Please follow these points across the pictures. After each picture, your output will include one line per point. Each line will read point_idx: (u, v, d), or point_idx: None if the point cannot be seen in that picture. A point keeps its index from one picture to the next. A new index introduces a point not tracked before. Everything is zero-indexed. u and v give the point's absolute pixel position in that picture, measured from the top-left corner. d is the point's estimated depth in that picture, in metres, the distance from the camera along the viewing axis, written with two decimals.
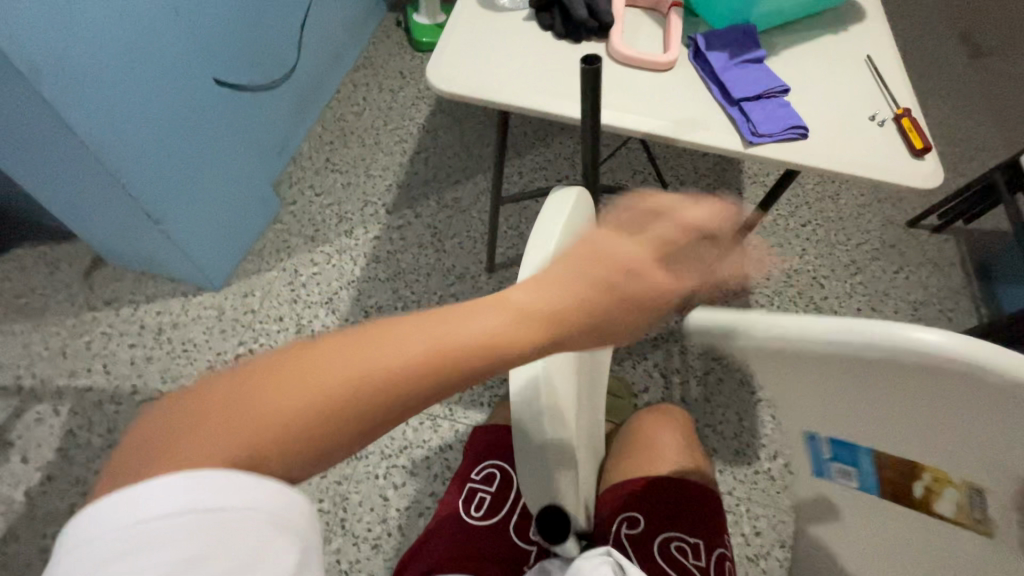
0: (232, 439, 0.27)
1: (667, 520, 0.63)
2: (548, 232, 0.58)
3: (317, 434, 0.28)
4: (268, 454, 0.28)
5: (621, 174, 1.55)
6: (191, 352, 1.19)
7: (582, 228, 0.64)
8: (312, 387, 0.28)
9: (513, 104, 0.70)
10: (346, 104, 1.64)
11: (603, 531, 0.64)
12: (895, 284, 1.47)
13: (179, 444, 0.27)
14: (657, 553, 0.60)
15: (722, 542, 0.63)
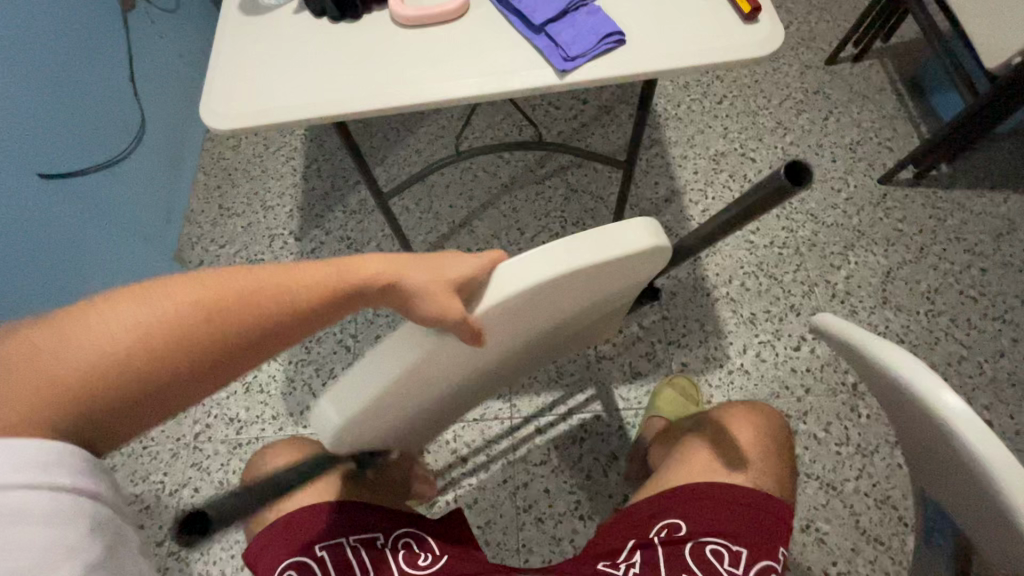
0: (104, 347, 0.37)
1: (715, 527, 0.58)
2: (578, 250, 0.43)
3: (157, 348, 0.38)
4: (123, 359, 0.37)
5: (519, 114, 1.45)
6: (150, 447, 1.17)
7: (638, 257, 0.48)
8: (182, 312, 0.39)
9: (306, 118, 0.62)
10: (221, 142, 1.54)
11: (639, 532, 0.61)
12: (828, 131, 1.39)
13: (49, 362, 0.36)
14: (691, 555, 0.55)
15: (769, 553, 0.56)
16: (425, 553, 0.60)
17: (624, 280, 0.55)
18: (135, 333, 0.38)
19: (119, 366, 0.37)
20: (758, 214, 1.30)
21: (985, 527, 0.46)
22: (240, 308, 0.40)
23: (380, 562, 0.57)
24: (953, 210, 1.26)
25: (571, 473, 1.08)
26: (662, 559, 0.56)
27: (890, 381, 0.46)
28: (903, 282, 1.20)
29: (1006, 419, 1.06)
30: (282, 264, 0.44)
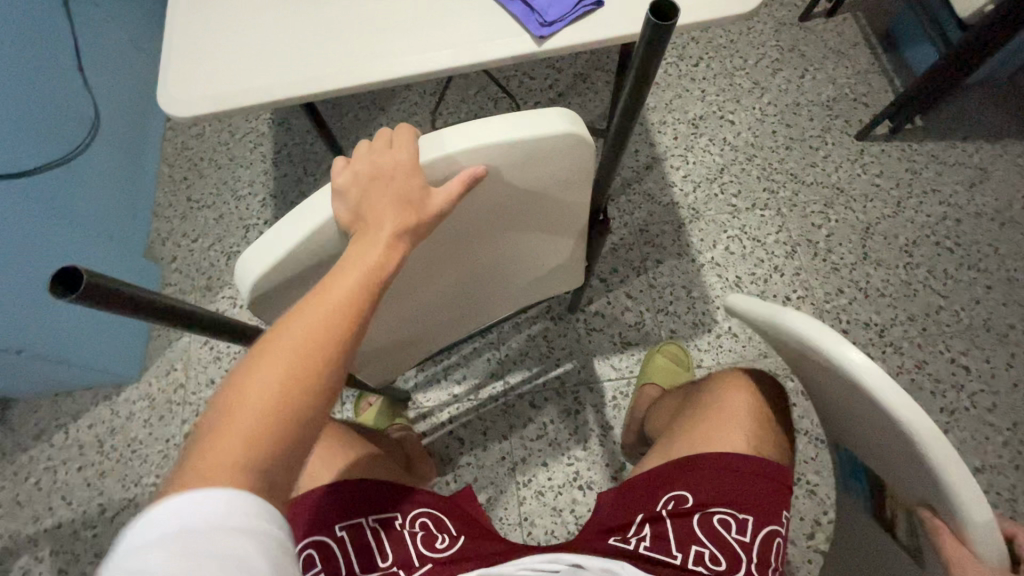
0: (254, 404, 0.37)
1: (722, 495, 0.61)
2: (507, 132, 0.46)
3: (292, 385, 0.38)
4: (272, 408, 0.37)
5: (493, 87, 1.41)
6: (139, 450, 1.15)
7: (567, 157, 0.50)
8: (294, 351, 0.39)
9: (274, 99, 0.59)
10: (183, 131, 1.47)
11: (648, 502, 0.64)
12: (804, 89, 1.38)
13: (218, 444, 0.36)
14: (699, 526, 0.59)
15: (774, 517, 0.60)
16: (442, 533, 0.61)
17: (562, 194, 0.57)
18: (267, 386, 0.38)
19: (270, 409, 0.37)
20: (739, 176, 1.30)
21: (896, 474, 0.50)
22: (325, 329, 0.41)
23: (397, 547, 0.58)
24: (928, 163, 1.28)
25: (569, 445, 1.09)
26: (673, 532, 0.59)
27: (813, 351, 0.49)
28: (882, 237, 1.22)
29: (982, 364, 1.10)
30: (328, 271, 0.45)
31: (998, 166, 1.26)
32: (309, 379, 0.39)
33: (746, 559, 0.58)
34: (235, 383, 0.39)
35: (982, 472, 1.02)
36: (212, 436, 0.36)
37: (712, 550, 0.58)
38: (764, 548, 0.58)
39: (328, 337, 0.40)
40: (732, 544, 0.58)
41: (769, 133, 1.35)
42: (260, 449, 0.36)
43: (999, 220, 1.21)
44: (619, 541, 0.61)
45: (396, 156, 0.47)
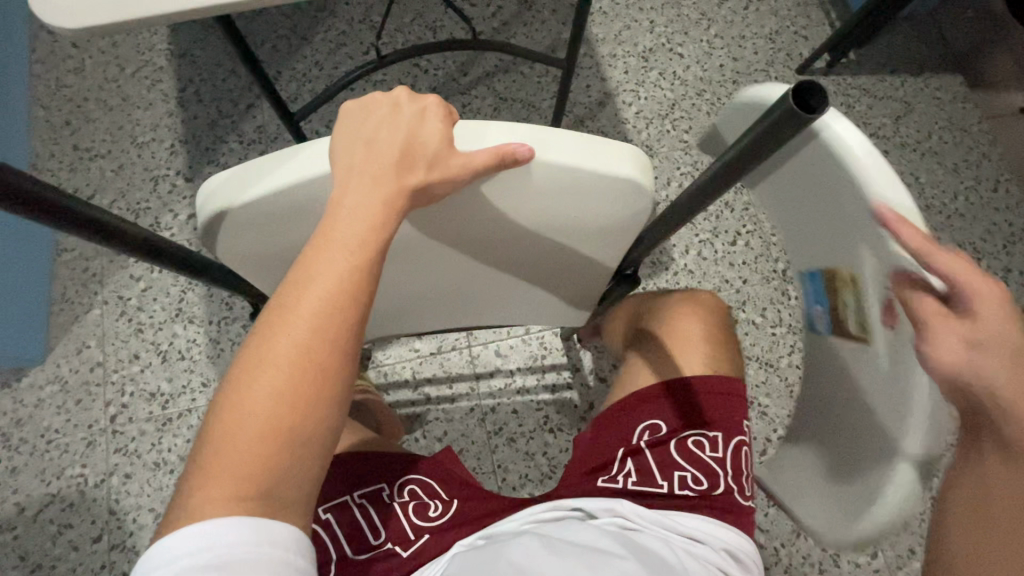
0: (262, 419, 0.36)
1: (691, 417, 0.62)
2: (548, 148, 0.39)
3: (303, 391, 0.37)
4: (287, 421, 0.37)
5: (431, 14, 1.28)
6: (57, 439, 1.02)
7: (618, 204, 0.44)
8: (289, 358, 0.37)
9: (186, 9, 0.47)
10: (56, 64, 1.23)
11: (623, 432, 0.64)
12: (749, 22, 1.37)
13: (224, 469, 0.35)
14: (674, 451, 0.61)
15: (742, 429, 0.62)
16: (434, 500, 0.59)
17: (588, 239, 0.52)
18: (276, 394, 0.37)
19: (284, 422, 0.37)
20: (689, 112, 1.29)
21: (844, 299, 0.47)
22: (326, 327, 0.38)
23: (389, 522, 0.57)
24: (861, 97, 1.33)
25: (537, 390, 1.08)
26: (653, 462, 0.61)
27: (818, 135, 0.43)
28: None
29: None
30: (309, 245, 0.40)
31: (920, 99, 1.33)
32: (311, 387, 0.37)
33: (721, 472, 0.60)
34: (233, 395, 0.37)
35: None
36: (217, 450, 0.36)
37: (692, 472, 0.60)
38: (737, 459, 0.61)
39: (333, 335, 0.38)
40: (707, 461, 0.60)
41: (717, 67, 1.33)
42: (268, 469, 0.36)
43: (920, 151, 1.30)
44: (607, 481, 0.61)
45: (428, 122, 0.41)
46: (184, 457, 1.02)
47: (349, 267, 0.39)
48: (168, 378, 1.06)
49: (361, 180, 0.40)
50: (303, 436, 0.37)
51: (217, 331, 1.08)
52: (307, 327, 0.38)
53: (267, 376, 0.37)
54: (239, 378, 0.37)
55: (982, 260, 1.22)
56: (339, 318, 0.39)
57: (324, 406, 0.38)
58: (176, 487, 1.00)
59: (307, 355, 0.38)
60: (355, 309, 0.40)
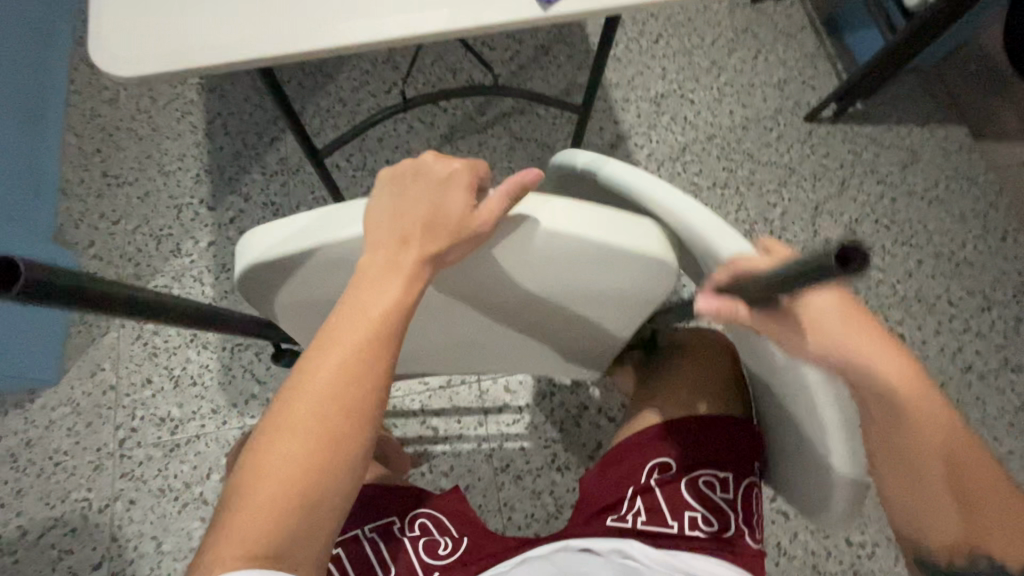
0: (283, 475, 0.37)
1: (703, 458, 0.62)
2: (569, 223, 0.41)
3: (326, 449, 0.38)
4: (308, 478, 0.37)
5: (452, 56, 1.33)
6: (65, 462, 1.02)
7: (633, 272, 0.46)
8: (314, 418, 0.39)
9: (235, 62, 0.50)
10: (92, 95, 1.28)
11: (632, 471, 0.65)
12: (758, 71, 1.42)
13: (243, 524, 0.35)
14: (685, 491, 0.61)
15: (752, 469, 0.62)
16: (445, 537, 0.59)
17: (602, 311, 0.53)
18: (300, 451, 0.38)
19: (305, 478, 0.37)
20: (700, 155, 1.32)
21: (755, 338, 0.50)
22: (350, 387, 0.40)
23: (401, 555, 0.56)
24: (868, 145, 1.36)
25: (545, 427, 1.08)
26: (663, 502, 0.61)
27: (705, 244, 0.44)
28: (829, 216, 1.29)
29: (915, 331, 1.20)
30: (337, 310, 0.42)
31: (927, 149, 1.36)
32: (333, 445, 0.38)
33: (732, 513, 0.60)
34: (258, 449, 0.38)
35: None
36: (238, 506, 0.36)
37: (703, 513, 0.60)
38: (746, 499, 0.61)
39: (357, 395, 0.40)
40: (717, 502, 0.60)
41: (726, 113, 1.37)
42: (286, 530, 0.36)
43: (927, 199, 1.32)
44: (616, 519, 0.61)
45: (454, 191, 0.43)
46: (189, 484, 1.01)
47: (375, 332, 0.41)
48: (179, 403, 1.06)
49: (389, 243, 0.42)
50: (322, 492, 0.37)
51: (230, 357, 1.10)
52: (331, 386, 0.40)
53: (292, 432, 0.38)
54: (266, 435, 0.39)
55: (992, 309, 1.22)
56: (363, 378, 0.40)
57: (345, 464, 0.39)
58: (180, 515, 0.99)
59: (331, 413, 0.39)
60: (380, 369, 0.41)
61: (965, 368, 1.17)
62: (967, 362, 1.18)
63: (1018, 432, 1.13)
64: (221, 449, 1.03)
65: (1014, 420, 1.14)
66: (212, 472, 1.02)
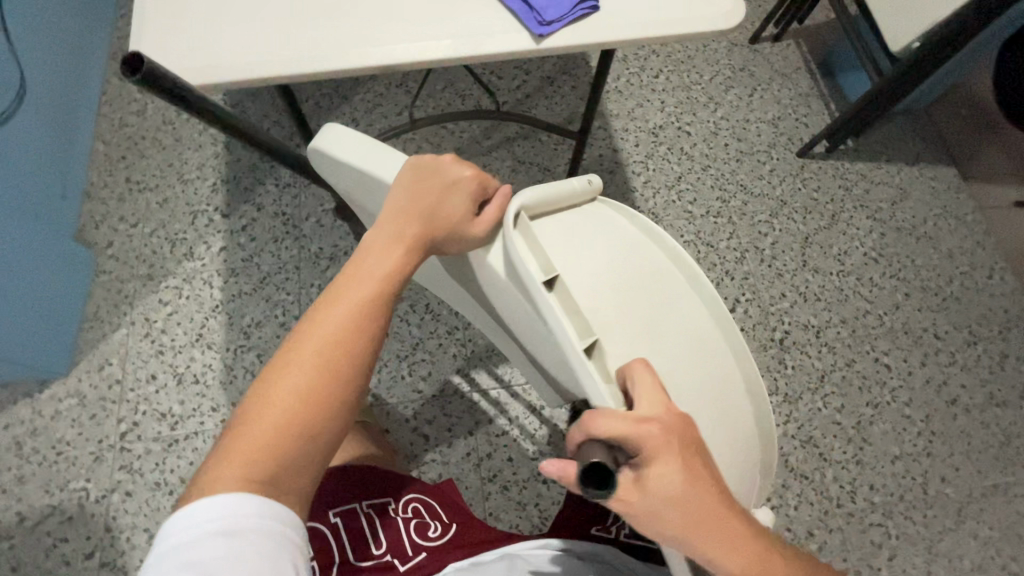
0: (284, 407, 0.41)
1: None
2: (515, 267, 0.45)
3: (324, 387, 0.42)
4: (306, 411, 0.41)
5: (461, 84, 1.41)
6: (67, 452, 1.05)
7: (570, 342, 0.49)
8: (315, 365, 0.42)
9: (260, 78, 0.56)
10: (121, 106, 1.36)
11: None
12: (753, 107, 1.48)
13: (244, 447, 0.39)
14: None
15: None
16: (434, 523, 0.63)
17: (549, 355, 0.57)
18: (301, 388, 0.41)
19: (302, 412, 0.41)
20: (694, 184, 1.38)
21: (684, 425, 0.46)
22: (351, 338, 0.44)
23: (390, 535, 0.61)
24: (859, 182, 1.41)
25: (534, 440, 1.11)
26: None
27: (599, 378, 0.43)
28: (819, 247, 1.33)
29: (901, 362, 1.22)
30: (345, 271, 0.46)
31: (916, 187, 1.41)
32: (331, 386, 0.42)
33: None
34: (263, 383, 0.42)
35: (900, 459, 1.14)
36: (241, 432, 0.40)
37: None
38: None
39: (357, 345, 0.44)
40: None
41: (721, 146, 1.43)
42: (281, 460, 0.40)
43: (915, 235, 1.35)
44: (599, 529, 0.62)
45: (454, 201, 0.47)
46: (184, 479, 1.04)
47: (377, 295, 0.45)
48: (180, 400, 1.10)
49: (392, 217, 0.46)
50: (315, 428, 0.41)
51: (233, 358, 1.14)
52: (335, 335, 0.43)
53: (295, 370, 0.42)
54: (270, 371, 0.42)
55: (978, 344, 1.25)
56: (364, 331, 0.44)
57: (338, 406, 0.43)
58: (173, 509, 1.02)
59: (333, 358, 0.43)
60: (377, 327, 0.45)
61: (950, 402, 1.19)
62: (953, 396, 1.20)
63: (1003, 466, 1.14)
64: None
65: (998, 455, 1.15)
66: None
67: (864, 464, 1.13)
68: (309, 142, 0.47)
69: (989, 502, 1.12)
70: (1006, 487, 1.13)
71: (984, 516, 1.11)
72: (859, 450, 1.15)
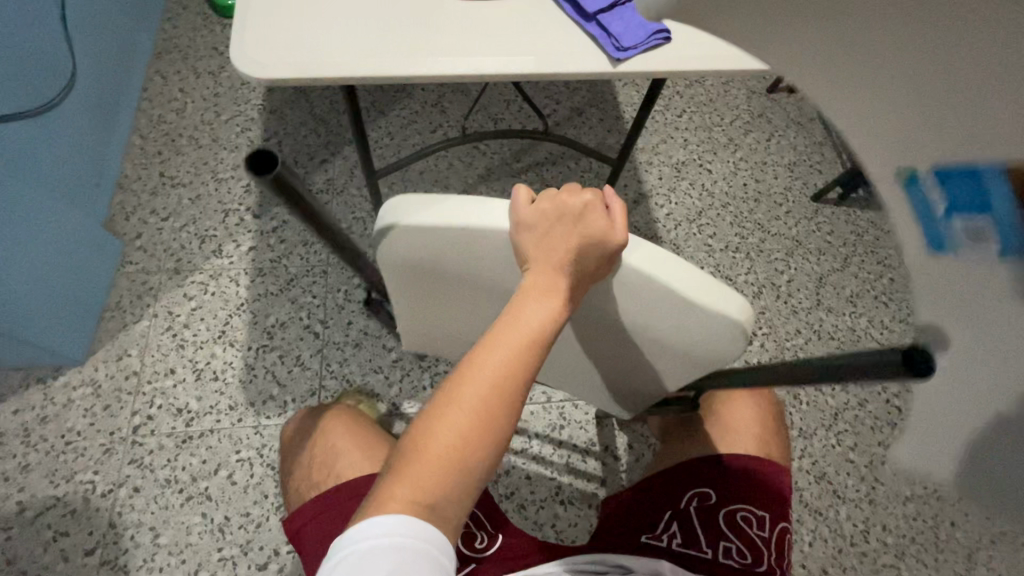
0: (451, 444, 0.44)
1: (739, 496, 0.68)
2: (668, 273, 0.48)
3: (485, 427, 0.45)
4: (470, 449, 0.44)
5: (495, 108, 1.46)
6: (76, 442, 1.02)
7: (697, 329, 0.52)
8: (476, 408, 0.45)
9: (354, 77, 0.59)
10: (161, 103, 1.39)
11: (674, 497, 0.69)
12: (770, 151, 1.55)
13: (413, 479, 0.43)
14: (725, 520, 0.64)
15: (784, 515, 0.68)
16: (479, 533, 0.64)
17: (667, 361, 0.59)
18: (465, 427, 0.44)
19: (464, 450, 0.44)
20: (714, 220, 1.43)
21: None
22: (509, 382, 0.46)
23: None
24: (870, 228, 1.47)
25: (554, 459, 1.10)
26: (700, 528, 0.63)
27: None
28: (832, 287, 1.37)
29: None
30: (504, 315, 0.48)
31: None
32: (491, 426, 0.45)
33: (767, 553, 0.62)
34: (430, 419, 0.45)
35: (912, 501, 1.15)
36: (410, 463, 0.44)
37: (738, 545, 0.62)
38: (781, 543, 0.65)
39: (514, 388, 0.46)
40: (754, 538, 0.63)
41: (740, 185, 1.49)
42: (438, 496, 0.43)
43: None
44: (651, 537, 0.63)
45: (591, 217, 0.50)
46: (195, 477, 1.01)
47: (528, 337, 0.47)
48: (198, 396, 1.08)
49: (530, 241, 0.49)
50: (478, 463, 0.44)
51: (254, 357, 1.13)
52: (495, 377, 0.45)
53: (459, 409, 0.44)
54: (437, 409, 0.45)
55: None
56: (520, 374, 0.46)
57: (497, 443, 0.45)
58: (181, 508, 0.99)
59: (494, 399, 0.45)
60: (532, 370, 0.47)
61: None
62: None
63: None
64: (233, 446, 1.05)
65: None
66: (221, 468, 1.02)
67: (878, 504, 1.14)
68: (385, 222, 0.51)
69: (998, 548, 1.13)
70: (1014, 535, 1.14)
71: (993, 562, 1.12)
72: (872, 489, 1.16)
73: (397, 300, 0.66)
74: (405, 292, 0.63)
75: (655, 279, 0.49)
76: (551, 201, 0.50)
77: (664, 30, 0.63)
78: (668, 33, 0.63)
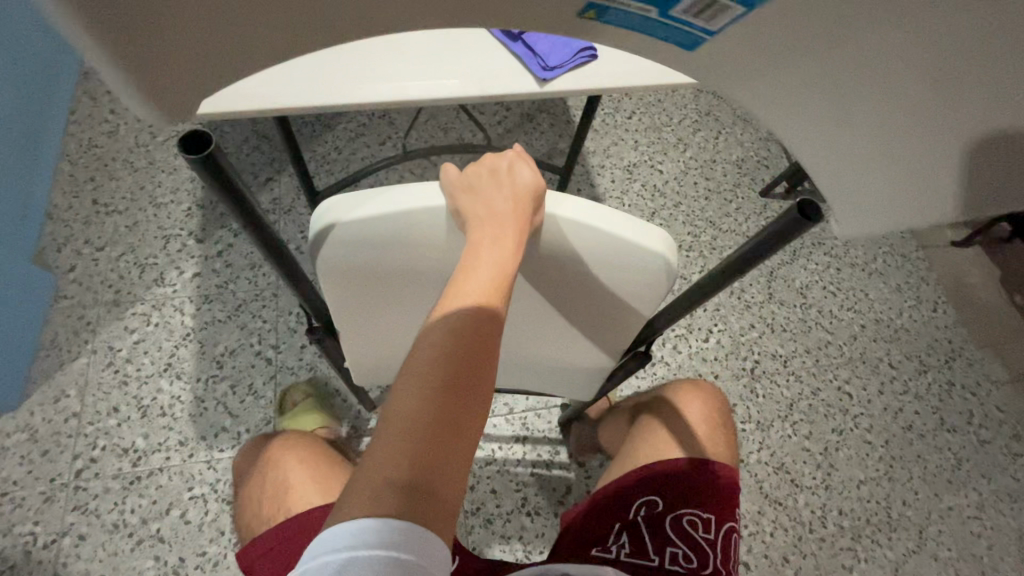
0: (430, 394, 0.47)
1: (687, 499, 0.70)
2: (600, 218, 0.53)
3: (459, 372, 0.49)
4: (451, 393, 0.47)
5: (444, 117, 1.44)
6: (14, 492, 0.97)
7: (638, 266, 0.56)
8: (448, 357, 0.49)
9: (272, 108, 0.57)
10: (91, 126, 1.32)
11: (624, 505, 0.72)
12: (719, 149, 1.58)
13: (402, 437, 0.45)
14: (671, 527, 0.68)
15: (731, 515, 0.70)
16: None
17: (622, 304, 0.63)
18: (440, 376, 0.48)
19: (446, 397, 0.47)
20: (667, 220, 1.45)
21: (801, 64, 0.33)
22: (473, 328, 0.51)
23: None
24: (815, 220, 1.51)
25: (519, 471, 1.10)
26: (647, 537, 0.67)
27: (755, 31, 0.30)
28: (783, 280, 1.40)
29: (861, 391, 1.30)
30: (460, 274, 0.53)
31: None
32: (465, 370, 0.49)
33: (712, 555, 0.66)
34: (409, 383, 0.48)
35: (865, 484, 1.20)
36: (397, 423, 0.46)
37: (684, 550, 0.66)
38: (726, 543, 0.68)
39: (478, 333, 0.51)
40: (699, 542, 0.67)
41: (691, 184, 1.51)
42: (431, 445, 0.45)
43: (868, 270, 1.45)
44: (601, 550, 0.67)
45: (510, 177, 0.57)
46: (145, 520, 0.97)
47: (486, 285, 0.52)
48: (145, 434, 1.04)
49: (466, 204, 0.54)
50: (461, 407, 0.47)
51: (204, 389, 1.09)
52: (460, 326, 0.50)
53: (433, 362, 0.48)
54: (414, 369, 0.49)
55: (928, 373, 1.34)
56: (483, 322, 0.51)
57: (475, 387, 0.49)
58: (132, 554, 0.95)
59: (462, 347, 0.50)
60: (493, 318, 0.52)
61: (907, 427, 1.27)
62: (908, 422, 1.28)
63: (956, 489, 1.22)
64: (185, 483, 1.01)
65: (952, 478, 1.23)
66: (172, 507, 0.99)
67: (833, 489, 1.18)
68: (323, 225, 0.51)
69: (946, 523, 1.18)
70: (960, 509, 1.20)
71: (942, 537, 1.17)
72: (827, 475, 1.20)
73: (339, 318, 0.66)
74: (352, 308, 0.63)
75: (591, 226, 0.52)
76: (475, 171, 0.57)
77: (590, 48, 0.63)
78: (594, 50, 0.63)
